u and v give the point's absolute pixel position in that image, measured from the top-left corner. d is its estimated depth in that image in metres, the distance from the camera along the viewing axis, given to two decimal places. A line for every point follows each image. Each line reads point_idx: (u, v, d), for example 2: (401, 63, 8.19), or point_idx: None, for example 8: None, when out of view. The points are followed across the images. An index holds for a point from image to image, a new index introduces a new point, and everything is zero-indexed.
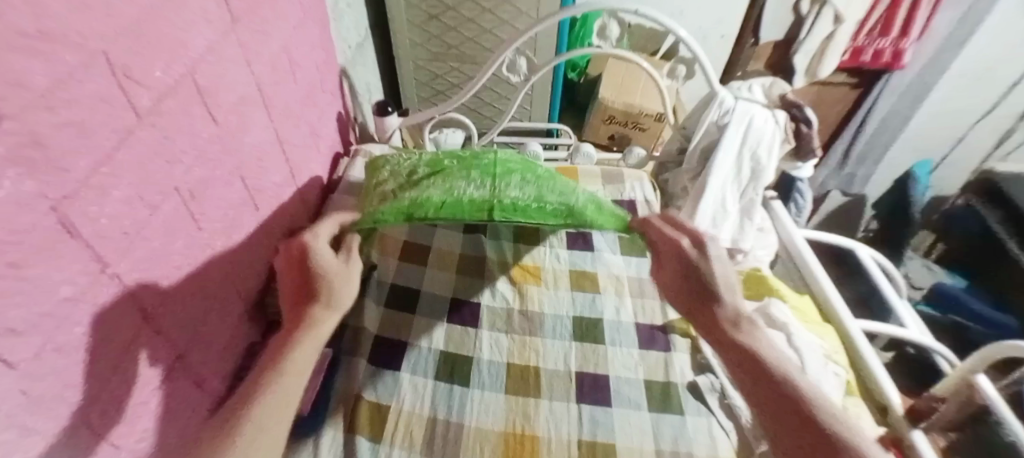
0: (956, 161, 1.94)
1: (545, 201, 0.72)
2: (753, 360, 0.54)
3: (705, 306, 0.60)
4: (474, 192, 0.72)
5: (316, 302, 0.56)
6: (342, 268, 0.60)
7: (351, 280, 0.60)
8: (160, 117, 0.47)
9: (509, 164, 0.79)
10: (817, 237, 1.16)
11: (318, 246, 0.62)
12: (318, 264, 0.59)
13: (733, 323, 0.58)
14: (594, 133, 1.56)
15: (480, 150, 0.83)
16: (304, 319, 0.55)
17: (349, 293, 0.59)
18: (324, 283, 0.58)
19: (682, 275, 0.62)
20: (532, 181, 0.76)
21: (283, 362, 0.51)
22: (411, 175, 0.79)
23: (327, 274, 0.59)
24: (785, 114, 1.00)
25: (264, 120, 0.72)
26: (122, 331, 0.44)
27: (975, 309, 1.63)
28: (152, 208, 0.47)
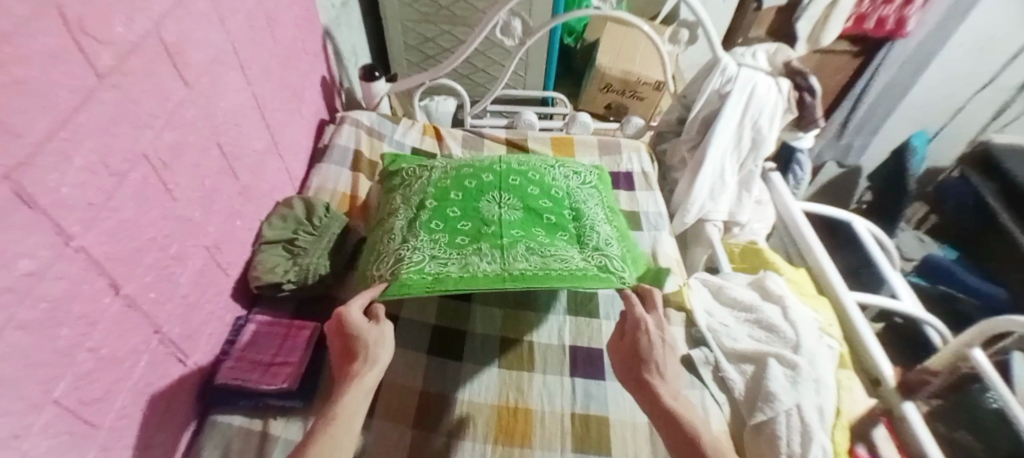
0: (954, 132, 1.93)
1: (551, 270, 0.66)
2: (661, 410, 0.55)
3: (636, 367, 0.59)
4: (487, 266, 0.66)
5: (356, 361, 0.55)
6: (377, 326, 0.58)
7: (388, 339, 0.58)
8: (124, 78, 0.43)
9: (513, 226, 0.72)
10: (814, 209, 1.14)
11: (353, 311, 0.58)
12: (353, 328, 0.57)
13: (672, 394, 0.56)
14: (590, 101, 1.51)
15: (483, 204, 0.76)
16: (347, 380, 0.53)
17: (388, 351, 0.57)
18: (361, 344, 0.56)
19: (634, 352, 0.60)
20: (538, 247, 0.70)
21: (328, 427, 0.49)
22: (415, 231, 0.71)
23: (364, 336, 0.56)
24: (789, 82, 0.96)
25: (239, 82, 0.68)
26: (92, 306, 0.42)
27: (964, 280, 1.65)
28: (119, 176, 0.43)
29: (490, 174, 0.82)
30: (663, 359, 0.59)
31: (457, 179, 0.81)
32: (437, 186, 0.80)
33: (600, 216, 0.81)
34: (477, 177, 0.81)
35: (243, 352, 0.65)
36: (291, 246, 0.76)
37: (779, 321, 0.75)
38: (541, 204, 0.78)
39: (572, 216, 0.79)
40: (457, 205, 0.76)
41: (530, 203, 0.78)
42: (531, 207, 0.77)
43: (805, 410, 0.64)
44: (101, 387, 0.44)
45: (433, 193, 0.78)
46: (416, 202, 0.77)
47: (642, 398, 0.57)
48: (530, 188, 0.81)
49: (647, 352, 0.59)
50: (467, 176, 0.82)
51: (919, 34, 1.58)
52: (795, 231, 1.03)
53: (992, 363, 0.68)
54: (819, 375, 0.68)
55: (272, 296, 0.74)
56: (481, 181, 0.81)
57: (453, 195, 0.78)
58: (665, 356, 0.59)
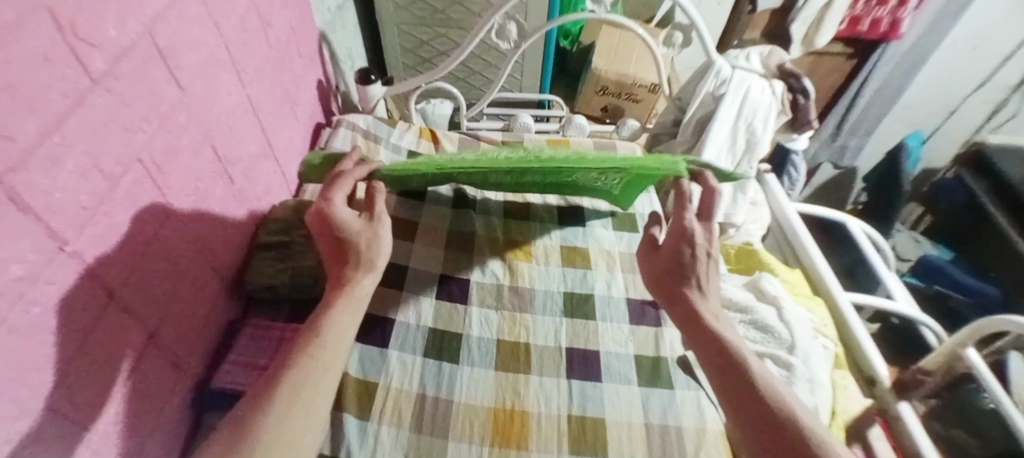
0: (948, 132, 1.94)
1: (585, 155, 0.68)
2: (700, 323, 0.57)
3: (672, 281, 0.61)
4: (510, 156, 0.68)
5: (351, 263, 0.57)
6: (370, 225, 0.60)
7: (383, 240, 0.60)
8: (115, 81, 0.43)
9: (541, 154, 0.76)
10: (812, 211, 1.14)
11: (339, 209, 0.58)
12: (344, 226, 0.58)
13: (714, 315, 0.59)
14: (586, 104, 1.52)
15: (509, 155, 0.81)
16: (342, 280, 0.56)
17: (383, 253, 0.60)
18: (353, 243, 0.58)
19: (670, 261, 0.62)
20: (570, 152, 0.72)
21: (329, 318, 0.53)
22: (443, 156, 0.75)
23: (356, 235, 0.58)
24: (783, 84, 0.97)
25: (233, 85, 0.68)
26: (84, 310, 0.42)
27: (957, 280, 1.67)
28: (111, 180, 0.43)
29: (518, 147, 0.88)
30: (706, 276, 0.61)
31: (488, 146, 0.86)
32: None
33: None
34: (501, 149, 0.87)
35: (235, 357, 0.65)
36: (285, 250, 0.75)
37: (774, 321, 0.75)
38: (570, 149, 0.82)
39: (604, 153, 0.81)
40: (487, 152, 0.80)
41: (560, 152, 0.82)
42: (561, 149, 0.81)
43: None
44: (94, 391, 0.44)
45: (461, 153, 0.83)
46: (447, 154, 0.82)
47: (679, 313, 0.60)
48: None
49: (689, 270, 0.61)
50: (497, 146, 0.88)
51: (913, 34, 1.59)
52: (791, 233, 1.03)
53: (986, 364, 0.68)
54: (813, 375, 0.69)
55: (266, 300, 0.74)
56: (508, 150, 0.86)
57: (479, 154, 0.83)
58: (707, 272, 0.61)
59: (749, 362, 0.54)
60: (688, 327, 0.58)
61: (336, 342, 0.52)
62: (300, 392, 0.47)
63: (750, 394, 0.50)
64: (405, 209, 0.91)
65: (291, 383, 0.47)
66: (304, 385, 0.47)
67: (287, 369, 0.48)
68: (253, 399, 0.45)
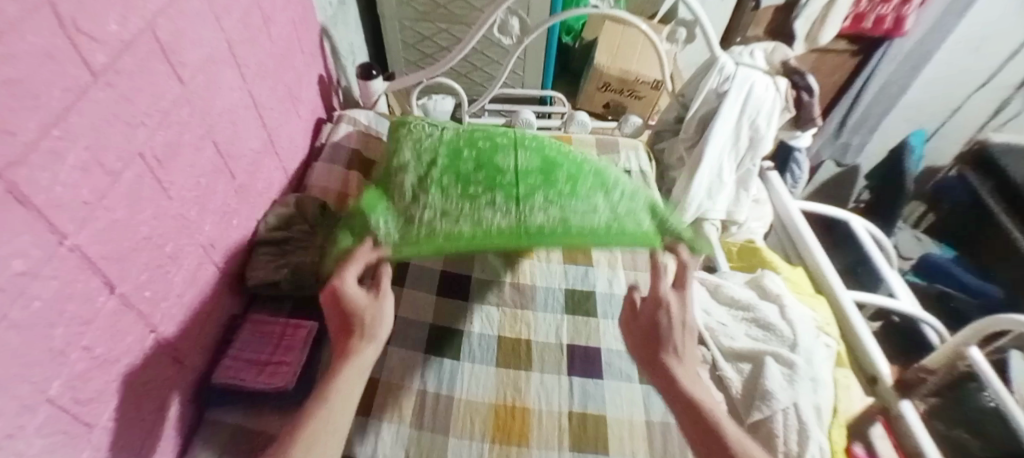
0: (951, 131, 1.92)
1: (572, 225, 0.64)
2: (676, 389, 0.56)
3: (652, 346, 0.60)
4: (500, 221, 0.64)
5: (354, 336, 0.56)
6: (377, 300, 0.59)
7: (388, 314, 0.59)
8: (118, 76, 0.43)
9: (529, 180, 0.71)
10: (814, 209, 1.14)
11: (346, 282, 0.59)
12: (349, 300, 0.58)
13: (690, 377, 0.57)
14: (588, 100, 1.52)
15: (497, 161, 0.75)
16: (346, 355, 0.55)
17: (387, 326, 0.58)
18: (359, 318, 0.57)
19: (647, 331, 0.61)
20: (556, 199, 0.68)
21: (329, 395, 0.52)
22: (426, 185, 0.69)
23: (360, 309, 0.57)
24: (787, 82, 0.97)
25: (235, 80, 0.67)
26: (86, 305, 0.41)
27: (960, 279, 1.65)
28: (113, 175, 0.43)
29: (505, 137, 0.81)
30: (681, 341, 0.59)
31: (471, 138, 0.79)
32: (450, 143, 0.78)
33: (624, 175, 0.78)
34: (490, 139, 0.80)
35: (237, 353, 0.65)
36: (288, 245, 0.75)
37: (775, 319, 0.75)
38: (556, 164, 0.75)
39: (593, 172, 0.75)
40: (471, 164, 0.74)
41: (545, 162, 0.76)
42: (547, 166, 0.75)
43: (801, 409, 0.64)
44: (96, 386, 0.44)
45: (445, 151, 0.77)
46: (428, 159, 0.75)
47: (658, 379, 0.58)
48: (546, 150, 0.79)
49: (665, 334, 0.59)
50: (481, 137, 0.80)
51: (917, 33, 1.58)
52: (794, 231, 1.03)
53: (989, 363, 0.68)
54: (816, 374, 0.68)
55: (268, 296, 0.74)
56: (496, 143, 0.79)
57: (466, 155, 0.76)
58: (682, 337, 0.59)
59: (724, 426, 0.53)
60: (670, 395, 0.56)
61: (336, 421, 0.51)
62: None
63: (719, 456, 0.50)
64: None
65: None
66: None
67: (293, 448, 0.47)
68: None
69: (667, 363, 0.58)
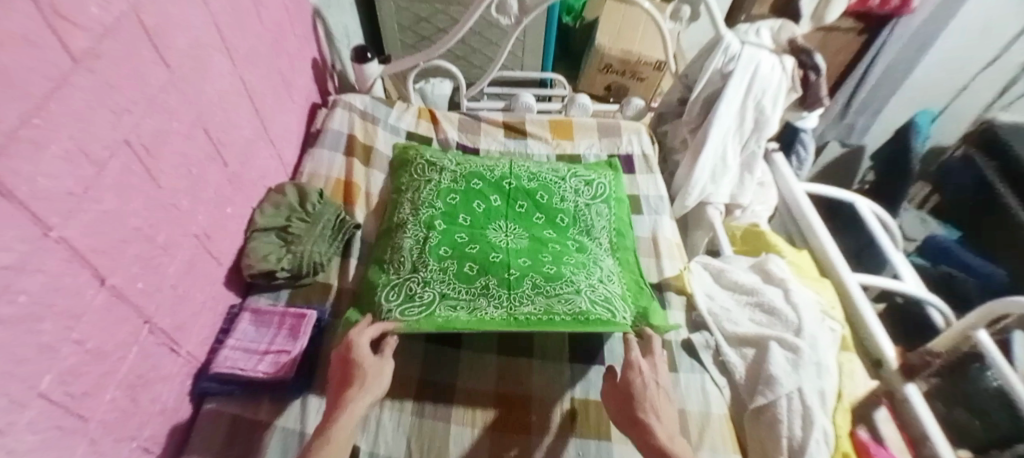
0: (956, 112, 1.89)
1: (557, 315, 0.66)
2: (650, 446, 0.54)
3: (627, 409, 0.58)
4: (494, 309, 0.66)
5: (352, 389, 0.55)
6: (380, 360, 0.59)
7: (388, 374, 0.58)
8: (100, 61, 0.41)
9: (521, 260, 0.72)
10: (819, 191, 1.12)
11: (361, 340, 0.59)
12: (358, 355, 0.58)
13: (668, 435, 0.55)
14: (589, 83, 1.48)
15: (490, 231, 0.77)
16: (338, 405, 0.54)
17: (384, 387, 0.57)
18: (360, 372, 0.57)
19: (625, 397, 0.59)
20: (543, 284, 0.69)
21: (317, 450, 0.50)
22: (424, 258, 0.71)
23: (365, 366, 0.57)
24: (793, 61, 0.93)
25: (224, 65, 0.65)
26: (75, 298, 0.41)
27: (965, 261, 1.63)
28: (100, 164, 0.42)
29: (498, 195, 0.83)
30: (656, 401, 0.58)
31: (465, 197, 0.82)
32: (446, 202, 0.80)
33: (602, 247, 0.79)
34: (484, 198, 0.83)
35: (237, 342, 0.64)
36: (285, 234, 0.75)
37: (780, 304, 0.74)
38: (545, 234, 0.78)
39: (577, 246, 0.77)
40: (465, 231, 0.76)
41: (535, 232, 0.78)
42: (537, 237, 0.77)
43: (805, 394, 0.63)
44: (90, 379, 0.43)
45: (441, 212, 0.78)
46: (426, 218, 0.77)
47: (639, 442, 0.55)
48: (536, 216, 0.81)
49: (637, 395, 0.58)
50: (475, 195, 0.83)
51: (927, 9, 1.53)
52: (798, 214, 1.01)
53: (996, 344, 0.67)
54: (820, 359, 0.67)
55: (265, 286, 0.73)
56: (489, 203, 0.82)
57: (461, 220, 0.78)
58: (657, 395, 0.59)
59: None
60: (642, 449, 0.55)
61: None
62: None
63: None
64: None
65: None
66: None
67: None
68: None
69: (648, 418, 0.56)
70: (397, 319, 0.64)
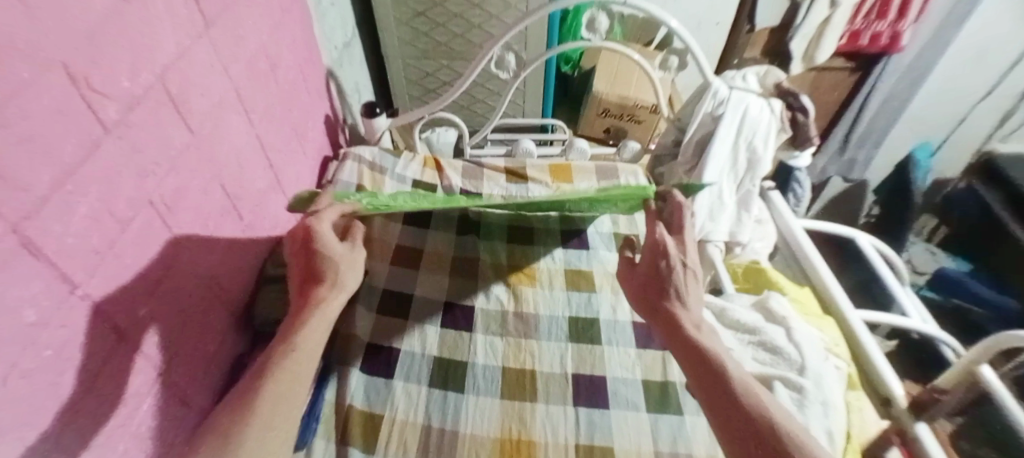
0: (957, 142, 1.90)
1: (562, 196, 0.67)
2: (678, 334, 0.58)
3: (654, 298, 0.63)
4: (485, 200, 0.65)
5: (322, 283, 0.60)
6: (347, 250, 0.63)
7: (354, 265, 0.63)
8: (128, 129, 0.46)
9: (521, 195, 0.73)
10: (818, 227, 1.13)
11: (322, 229, 0.62)
12: (324, 246, 0.61)
13: (693, 323, 0.59)
14: (588, 127, 1.55)
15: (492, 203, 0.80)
16: (311, 299, 0.58)
17: (353, 277, 0.62)
18: (329, 263, 0.60)
19: (650, 280, 0.64)
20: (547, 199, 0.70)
21: (297, 334, 0.54)
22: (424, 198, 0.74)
23: (333, 257, 0.61)
24: (781, 102, 0.98)
25: (241, 124, 0.71)
26: (92, 351, 0.43)
27: (975, 292, 1.60)
28: (123, 223, 0.46)
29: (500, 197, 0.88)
30: (684, 286, 0.62)
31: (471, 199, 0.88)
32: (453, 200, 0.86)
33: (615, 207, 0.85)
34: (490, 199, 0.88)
35: None
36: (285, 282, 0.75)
37: (782, 342, 0.74)
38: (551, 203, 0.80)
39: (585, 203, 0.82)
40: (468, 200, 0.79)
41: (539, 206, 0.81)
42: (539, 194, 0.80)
43: (813, 436, 0.62)
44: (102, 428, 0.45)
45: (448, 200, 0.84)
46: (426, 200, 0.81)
47: (662, 324, 0.61)
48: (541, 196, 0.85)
49: (667, 276, 0.62)
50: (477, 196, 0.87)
51: (915, 47, 1.59)
52: (798, 251, 1.02)
53: (1003, 382, 0.66)
54: (826, 398, 0.66)
55: (274, 333, 0.76)
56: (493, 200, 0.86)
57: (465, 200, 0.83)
58: (684, 281, 0.62)
59: (723, 361, 0.55)
60: (667, 333, 0.60)
61: (305, 359, 0.53)
62: (276, 411, 0.47)
63: (719, 403, 0.51)
64: (410, 238, 0.94)
65: (267, 398, 0.47)
66: (277, 393, 0.48)
67: (269, 374, 0.49)
68: (233, 404, 0.47)
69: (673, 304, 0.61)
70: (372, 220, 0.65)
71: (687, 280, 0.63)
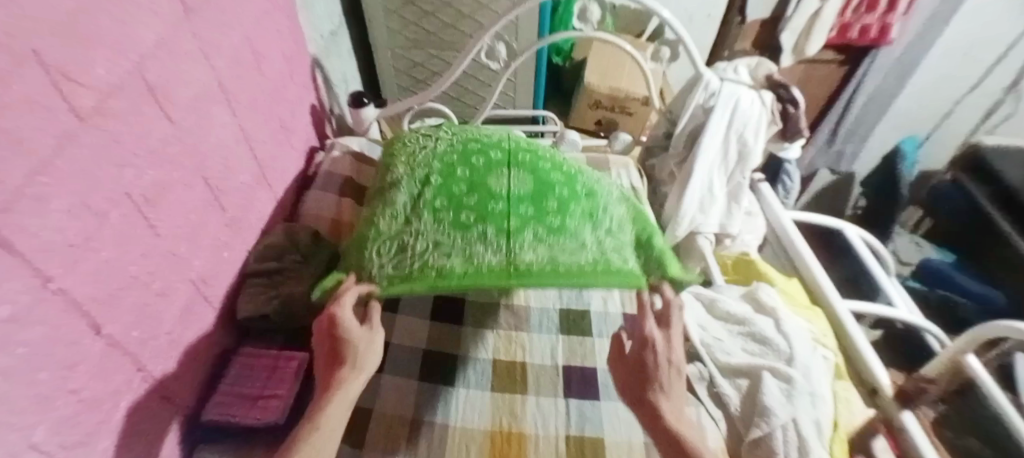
0: (943, 136, 1.93)
1: (560, 263, 0.67)
2: (660, 425, 0.56)
3: (639, 386, 0.59)
4: (490, 257, 0.66)
5: (343, 365, 0.57)
6: (368, 331, 0.60)
7: (377, 345, 0.60)
8: (104, 119, 0.44)
9: (521, 209, 0.71)
10: (808, 219, 1.14)
11: (346, 315, 0.59)
12: (345, 330, 0.58)
13: (675, 414, 0.57)
14: (580, 118, 1.53)
15: (491, 179, 0.76)
16: (332, 385, 0.56)
17: (375, 358, 0.60)
18: (351, 347, 0.58)
19: (632, 369, 0.61)
20: (546, 233, 0.69)
21: (314, 427, 0.53)
22: (419, 210, 0.72)
23: (355, 339, 0.58)
24: (772, 95, 0.98)
25: (224, 115, 0.69)
26: (73, 348, 0.41)
27: (963, 285, 1.64)
28: (100, 216, 0.44)
29: (499, 150, 0.81)
30: (668, 380, 0.59)
31: (464, 154, 0.81)
32: (443, 161, 0.80)
33: (615, 194, 0.80)
34: (484, 153, 0.81)
35: (227, 387, 0.63)
36: (279, 275, 0.76)
37: (771, 333, 0.75)
38: (552, 177, 0.77)
39: (585, 191, 0.77)
40: (464, 183, 0.75)
41: (539, 175, 0.77)
42: (539, 187, 0.75)
43: (801, 425, 0.63)
44: (83, 428, 0.43)
45: (438, 169, 0.78)
46: (421, 176, 0.77)
47: (645, 415, 0.58)
48: (541, 164, 0.79)
49: (653, 375, 0.59)
50: (475, 153, 0.81)
51: (903, 41, 1.60)
52: (787, 242, 1.03)
53: (987, 370, 0.67)
54: (814, 388, 0.67)
55: (261, 329, 0.74)
56: (489, 158, 0.80)
57: (459, 173, 0.77)
58: (669, 376, 0.59)
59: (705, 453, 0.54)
60: (651, 426, 0.57)
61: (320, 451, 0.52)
62: None
63: None
64: None
65: None
66: None
67: None
68: None
69: (663, 399, 0.58)
70: (382, 274, 0.65)
71: (670, 382, 0.59)
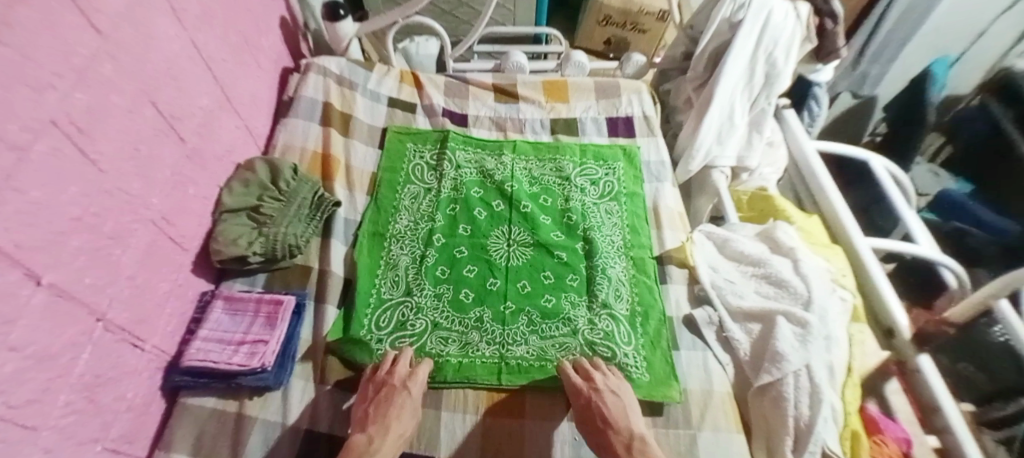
0: (973, 58, 1.63)
1: (551, 361, 0.64)
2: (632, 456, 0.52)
3: (589, 419, 0.56)
4: (486, 349, 0.65)
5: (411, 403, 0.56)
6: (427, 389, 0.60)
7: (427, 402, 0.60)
8: (13, 29, 0.35)
9: (519, 290, 0.71)
10: (831, 149, 1.05)
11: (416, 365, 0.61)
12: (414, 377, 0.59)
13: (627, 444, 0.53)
14: (587, 36, 1.38)
15: (490, 240, 0.77)
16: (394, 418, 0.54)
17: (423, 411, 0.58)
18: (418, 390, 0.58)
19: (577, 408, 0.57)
20: (540, 321, 0.68)
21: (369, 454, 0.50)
22: (420, 279, 0.71)
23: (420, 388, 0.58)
24: (809, 6, 0.83)
25: (168, 27, 0.57)
26: (11, 301, 0.35)
27: (976, 215, 1.53)
28: (20, 150, 0.36)
29: (500, 199, 0.82)
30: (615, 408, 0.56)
31: (465, 205, 0.81)
32: (445, 213, 0.80)
33: (614, 248, 0.77)
34: (486, 203, 0.82)
35: (208, 333, 0.59)
36: (256, 215, 0.70)
37: (788, 275, 0.70)
38: (552, 241, 0.77)
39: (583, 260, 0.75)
40: (465, 244, 0.76)
41: (541, 241, 0.77)
42: (539, 248, 0.76)
43: (815, 371, 0.60)
44: (40, 385, 0.38)
45: (442, 223, 0.78)
46: (424, 233, 0.77)
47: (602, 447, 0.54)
48: (542, 216, 0.80)
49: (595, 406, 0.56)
50: (476, 202, 0.82)
51: None
52: (809, 177, 0.95)
53: (1017, 313, 0.65)
54: (830, 332, 0.63)
55: (239, 270, 0.68)
56: (490, 209, 0.81)
57: (461, 230, 0.77)
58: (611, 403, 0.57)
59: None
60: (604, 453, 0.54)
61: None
62: None
63: None
64: (392, 159, 0.86)
65: None
66: None
67: None
68: None
69: (620, 422, 0.55)
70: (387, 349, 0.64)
71: (624, 401, 0.57)
